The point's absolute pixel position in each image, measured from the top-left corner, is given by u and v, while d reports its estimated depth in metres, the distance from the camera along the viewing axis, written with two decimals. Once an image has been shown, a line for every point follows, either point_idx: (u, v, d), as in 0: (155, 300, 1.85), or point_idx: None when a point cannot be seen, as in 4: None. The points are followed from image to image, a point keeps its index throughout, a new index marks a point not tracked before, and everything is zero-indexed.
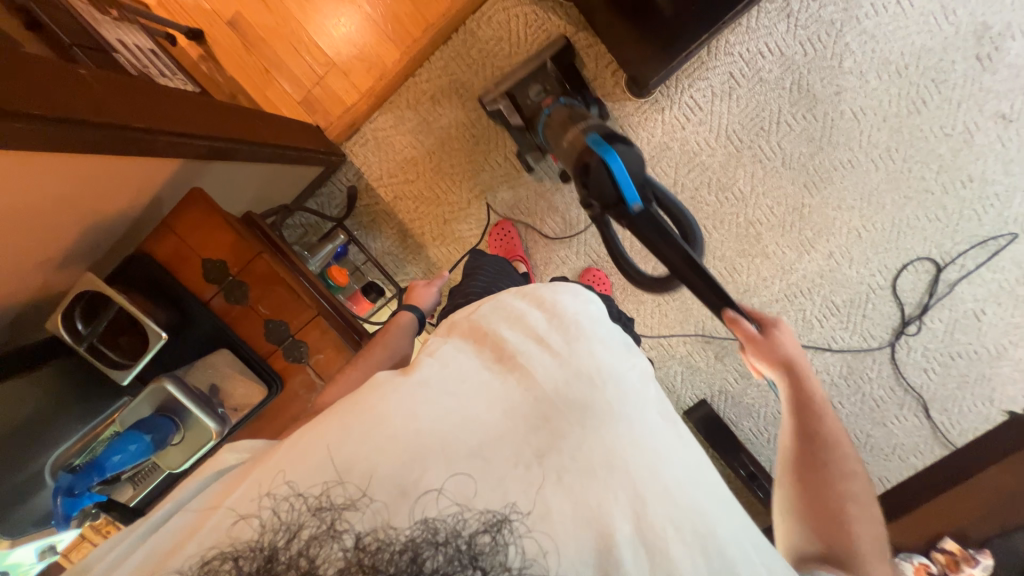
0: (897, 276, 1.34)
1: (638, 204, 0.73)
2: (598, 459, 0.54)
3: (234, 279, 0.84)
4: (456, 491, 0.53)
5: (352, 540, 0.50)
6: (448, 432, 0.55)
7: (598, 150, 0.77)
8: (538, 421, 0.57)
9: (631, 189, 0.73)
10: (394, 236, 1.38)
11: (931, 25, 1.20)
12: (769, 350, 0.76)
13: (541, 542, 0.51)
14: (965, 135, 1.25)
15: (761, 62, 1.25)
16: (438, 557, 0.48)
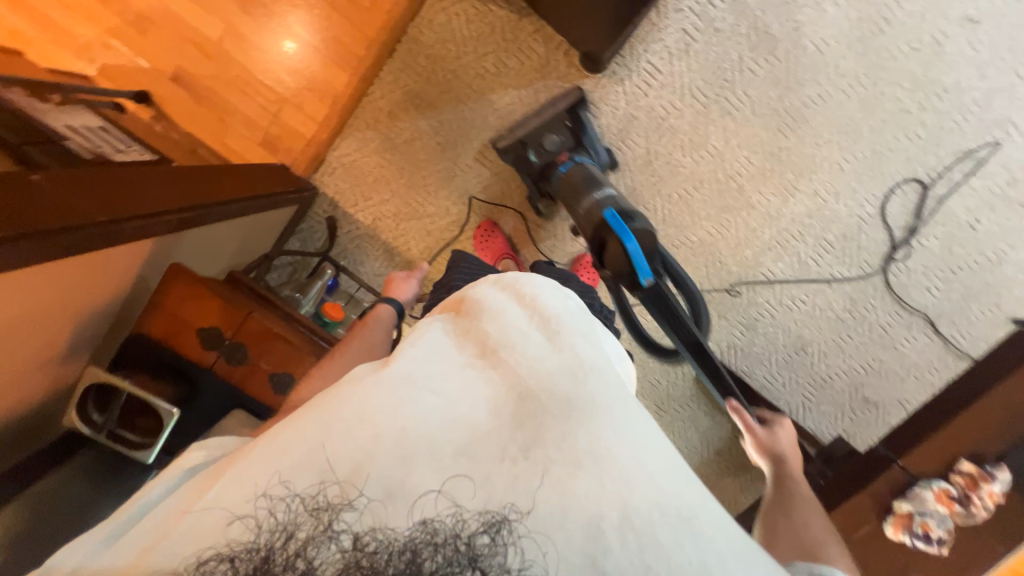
0: (885, 202, 1.32)
1: (649, 279, 0.93)
2: (587, 447, 0.51)
3: (231, 342, 0.88)
4: (455, 491, 0.49)
5: (349, 541, 0.46)
6: (437, 431, 0.52)
7: (619, 227, 0.93)
8: (523, 415, 0.54)
9: (647, 268, 0.93)
10: (380, 257, 1.38)
11: None
12: (767, 441, 0.91)
13: (539, 539, 0.47)
14: (934, 46, 1.21)
15: (713, 12, 1.22)
16: (436, 559, 0.45)
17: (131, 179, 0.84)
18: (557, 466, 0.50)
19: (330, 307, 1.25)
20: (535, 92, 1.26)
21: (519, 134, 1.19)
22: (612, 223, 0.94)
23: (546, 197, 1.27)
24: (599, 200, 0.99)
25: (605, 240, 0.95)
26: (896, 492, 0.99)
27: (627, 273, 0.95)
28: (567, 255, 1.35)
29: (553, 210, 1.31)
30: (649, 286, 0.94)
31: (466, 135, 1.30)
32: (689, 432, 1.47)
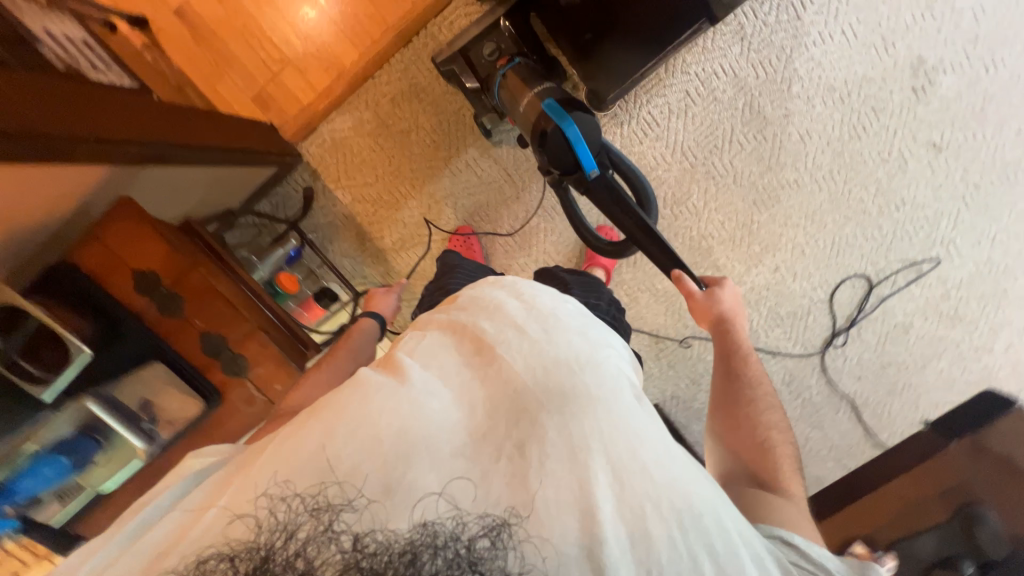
0: (835, 291, 1.42)
1: (593, 170, 0.94)
2: (581, 450, 0.53)
3: (167, 290, 0.84)
4: (456, 493, 0.51)
5: (349, 541, 0.49)
6: (435, 428, 0.54)
7: (560, 118, 0.94)
8: (518, 413, 0.55)
9: (590, 159, 0.93)
10: (350, 238, 1.36)
11: (872, 54, 1.27)
12: (708, 304, 0.95)
13: (541, 544, 0.50)
14: (900, 161, 1.33)
15: (716, 82, 1.29)
16: (436, 561, 0.49)
17: (82, 98, 0.78)
18: (554, 476, 0.51)
19: (284, 278, 1.22)
20: None
21: (457, 46, 1.13)
22: (550, 113, 0.95)
23: (490, 111, 1.23)
24: (544, 92, 1.01)
25: (546, 132, 0.96)
26: None
27: (572, 165, 0.96)
28: None
29: (501, 125, 1.28)
30: (590, 179, 0.94)
31: (462, 138, 1.31)
32: None
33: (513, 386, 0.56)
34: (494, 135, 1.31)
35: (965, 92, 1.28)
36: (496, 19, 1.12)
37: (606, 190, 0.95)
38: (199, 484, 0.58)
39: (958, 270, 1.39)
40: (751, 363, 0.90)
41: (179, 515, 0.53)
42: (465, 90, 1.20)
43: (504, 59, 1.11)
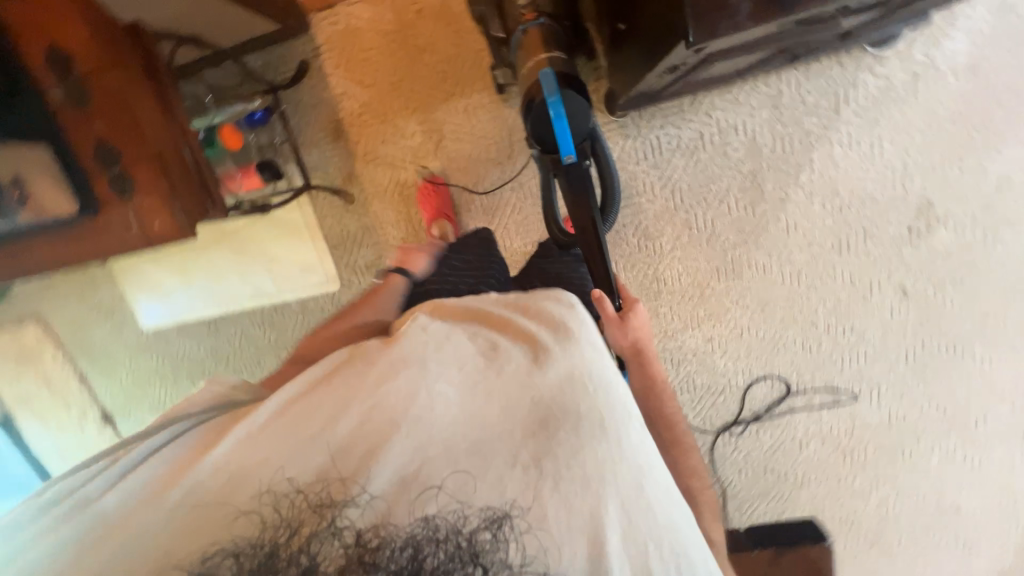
0: (752, 384, 1.43)
1: (570, 157, 0.92)
2: (565, 466, 0.59)
3: (78, 78, 0.78)
4: (457, 486, 0.59)
5: (353, 536, 0.57)
6: (446, 426, 0.61)
7: (551, 91, 0.89)
8: (534, 428, 0.61)
9: (568, 143, 0.91)
10: (326, 129, 1.34)
11: (887, 179, 1.23)
12: (623, 332, 0.89)
13: (532, 538, 0.57)
14: (865, 291, 1.32)
15: (731, 137, 1.24)
16: (438, 554, 0.57)
17: None
18: (537, 489, 0.59)
19: (227, 133, 1.17)
20: None
21: None
22: (543, 81, 0.90)
23: (505, 66, 1.20)
24: (549, 59, 0.95)
25: (534, 100, 0.92)
26: None
27: (551, 142, 0.95)
28: None
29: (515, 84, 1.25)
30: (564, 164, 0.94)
31: (471, 81, 1.28)
32: None
33: (514, 405, 0.63)
34: (505, 92, 1.28)
35: (953, 253, 1.27)
36: None
37: (576, 179, 0.96)
38: (171, 450, 0.63)
39: (870, 414, 1.41)
40: (665, 395, 0.90)
41: (151, 489, 0.59)
42: (489, 38, 1.13)
43: (531, 15, 1.02)
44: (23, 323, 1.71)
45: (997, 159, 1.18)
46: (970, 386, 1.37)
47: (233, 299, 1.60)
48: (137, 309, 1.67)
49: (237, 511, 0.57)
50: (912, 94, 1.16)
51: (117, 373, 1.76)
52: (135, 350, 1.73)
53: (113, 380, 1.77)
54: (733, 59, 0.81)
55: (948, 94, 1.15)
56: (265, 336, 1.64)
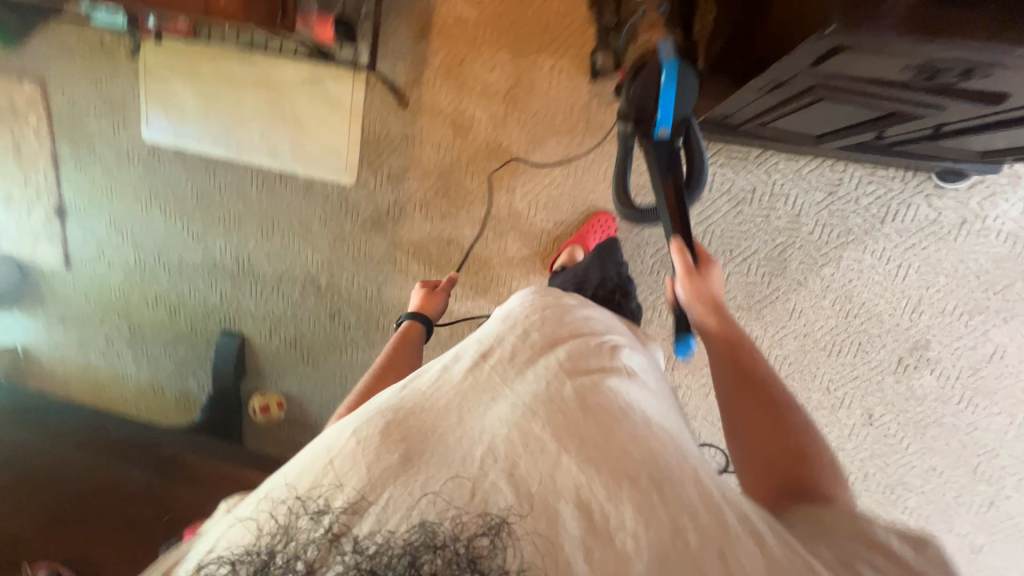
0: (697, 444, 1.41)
1: (665, 129, 0.92)
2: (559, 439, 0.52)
3: None
4: (452, 490, 0.48)
5: (351, 543, 0.45)
6: (423, 437, 0.53)
7: (669, 58, 0.89)
8: (512, 420, 0.53)
9: (667, 116, 0.92)
10: (414, 30, 1.34)
11: (898, 306, 1.25)
12: (699, 284, 0.86)
13: (542, 548, 0.45)
14: (835, 401, 1.33)
15: (778, 205, 1.25)
16: (434, 563, 0.44)
17: None
18: (530, 466, 0.50)
19: None
20: None
21: None
22: (662, 48, 0.90)
23: (607, 51, 1.21)
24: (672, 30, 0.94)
25: (647, 65, 0.92)
26: None
27: (647, 114, 0.95)
28: (513, 207, 1.41)
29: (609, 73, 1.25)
30: (656, 137, 0.94)
31: (567, 47, 1.28)
32: None
33: (495, 390, 0.58)
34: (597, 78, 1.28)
35: (926, 399, 1.29)
36: None
37: (664, 154, 0.94)
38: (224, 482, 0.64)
39: None
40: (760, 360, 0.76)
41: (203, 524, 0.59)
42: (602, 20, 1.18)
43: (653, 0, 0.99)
44: (23, 82, 1.61)
45: (1002, 329, 1.21)
46: None
47: (243, 150, 1.53)
48: (144, 120, 1.58)
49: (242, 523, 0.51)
50: (956, 236, 1.18)
51: (94, 174, 1.67)
52: (121, 159, 1.64)
53: (87, 179, 1.67)
54: (833, 110, 0.81)
55: (987, 251, 1.17)
56: (257, 199, 1.57)
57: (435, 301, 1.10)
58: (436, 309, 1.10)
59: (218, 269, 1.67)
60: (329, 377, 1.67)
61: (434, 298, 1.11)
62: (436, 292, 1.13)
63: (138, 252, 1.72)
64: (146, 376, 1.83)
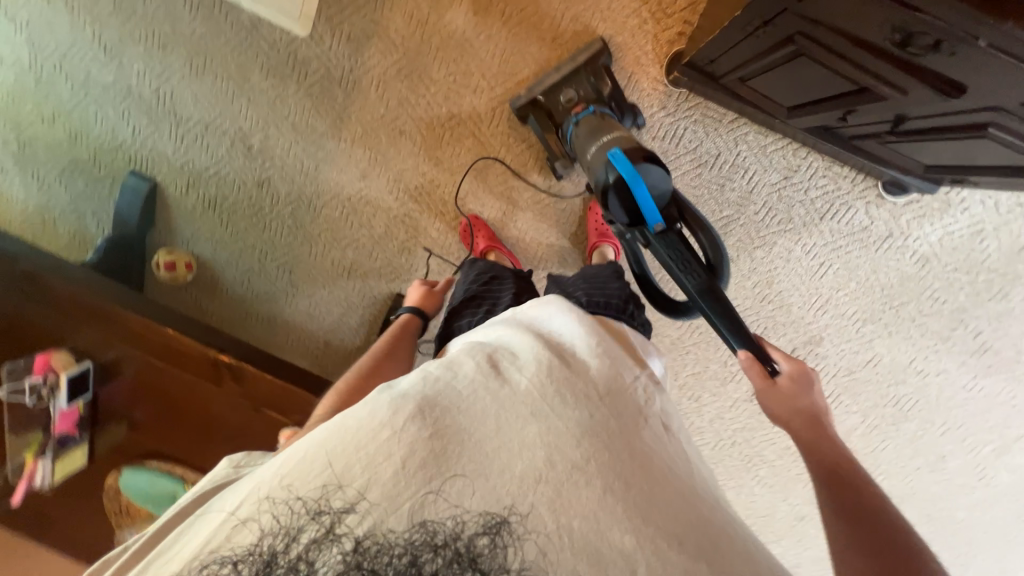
0: None
1: (659, 224, 0.88)
2: (615, 485, 0.56)
3: None
4: (458, 492, 0.54)
5: (351, 543, 0.51)
6: (453, 443, 0.56)
7: (617, 174, 0.91)
8: (580, 442, 0.58)
9: (654, 212, 0.88)
10: None
11: (809, 301, 1.31)
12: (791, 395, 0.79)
13: (538, 541, 0.53)
14: (727, 374, 1.44)
15: (733, 177, 1.23)
16: (436, 560, 0.51)
17: None
18: (563, 488, 0.55)
19: None
20: (632, 10, 1.16)
21: (535, 93, 1.23)
22: (616, 163, 0.91)
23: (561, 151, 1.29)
24: (601, 146, 0.99)
25: (611, 179, 0.92)
26: None
27: (634, 218, 0.92)
28: (476, 112, 1.32)
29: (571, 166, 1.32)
30: (656, 234, 0.89)
31: None
32: (335, 310, 1.58)
33: (532, 406, 0.60)
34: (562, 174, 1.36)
35: None
36: (581, 70, 1.18)
37: (672, 245, 0.88)
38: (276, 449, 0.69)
39: None
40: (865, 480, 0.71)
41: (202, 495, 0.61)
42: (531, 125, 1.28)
43: (581, 104, 1.16)
44: None
45: (885, 341, 1.32)
46: (737, 493, 1.58)
47: None
48: None
49: (234, 516, 0.53)
50: (876, 247, 1.24)
51: None
52: None
53: None
54: (808, 72, 0.78)
55: (898, 266, 1.24)
56: (190, 26, 1.35)
57: (431, 301, 1.10)
58: (429, 307, 1.10)
59: (133, 99, 1.45)
60: (247, 251, 1.55)
61: (433, 297, 1.12)
62: (436, 293, 1.13)
63: (32, 53, 1.43)
64: (34, 203, 1.59)
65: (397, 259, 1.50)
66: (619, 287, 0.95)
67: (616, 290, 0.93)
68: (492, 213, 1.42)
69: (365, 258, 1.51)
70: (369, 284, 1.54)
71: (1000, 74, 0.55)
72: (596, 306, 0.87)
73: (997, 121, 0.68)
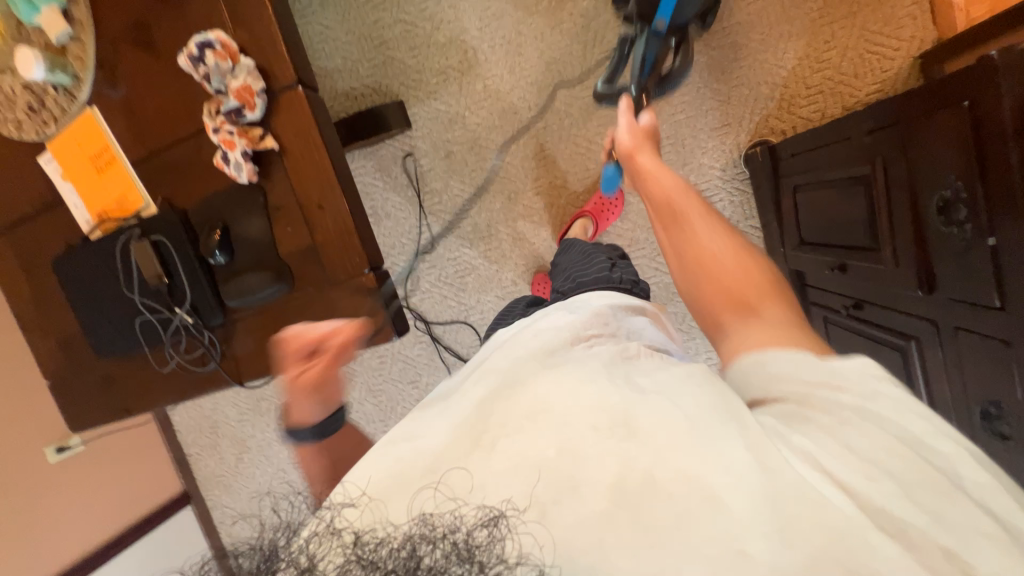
0: (472, 327, 1.50)
1: (661, 21, 1.06)
2: (532, 409, 0.49)
3: None
4: (455, 484, 0.46)
5: (353, 537, 0.41)
6: (430, 434, 0.52)
7: None
8: (504, 389, 0.53)
9: (670, 10, 1.04)
10: None
11: None
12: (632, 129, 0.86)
13: (541, 537, 0.43)
14: None
15: None
16: (433, 553, 0.37)
17: None
18: (506, 451, 0.47)
19: None
20: (770, 82, 1.22)
21: None
22: None
23: None
24: None
25: None
26: (232, 133, 0.73)
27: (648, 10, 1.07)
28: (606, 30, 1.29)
29: None
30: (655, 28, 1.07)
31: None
32: (338, 61, 1.42)
33: (471, 388, 0.56)
34: None
35: None
36: None
37: (653, 45, 1.09)
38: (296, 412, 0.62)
39: None
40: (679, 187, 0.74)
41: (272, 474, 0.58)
42: None
43: None
44: None
45: None
46: None
47: None
48: None
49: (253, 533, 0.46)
50: None
51: None
52: None
53: None
54: (848, 204, 0.86)
55: None
56: None
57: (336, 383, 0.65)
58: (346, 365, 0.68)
59: None
60: None
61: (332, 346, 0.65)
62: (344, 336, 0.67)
63: None
64: None
65: (431, 77, 1.40)
66: (599, 260, 0.95)
67: (592, 267, 0.92)
68: (535, 119, 1.38)
69: (405, 46, 1.39)
70: (386, 70, 1.41)
71: (969, 276, 0.64)
72: (605, 283, 0.85)
73: (922, 339, 0.78)
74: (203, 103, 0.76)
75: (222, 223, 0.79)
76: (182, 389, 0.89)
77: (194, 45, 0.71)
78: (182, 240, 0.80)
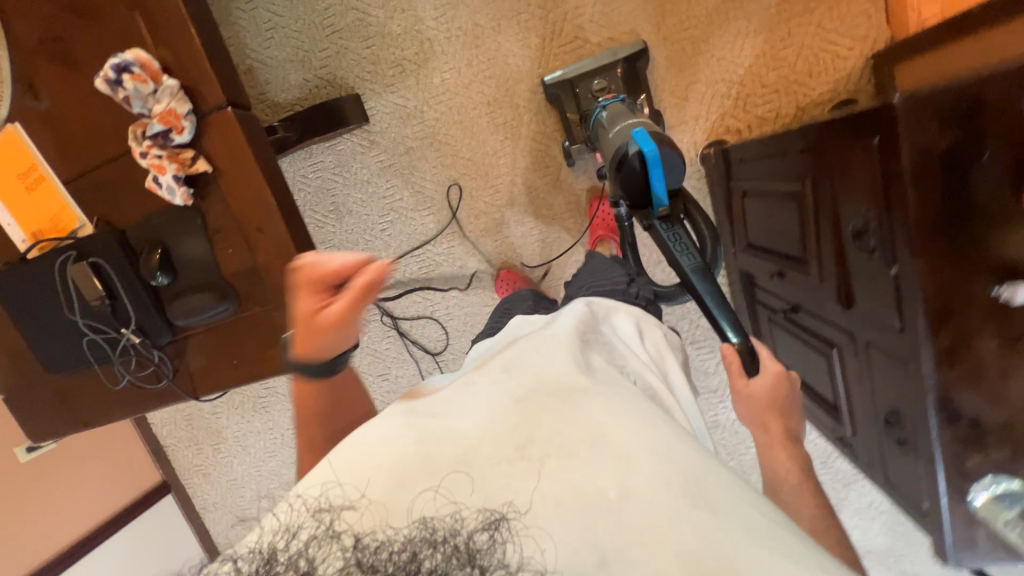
0: (437, 321, 1.52)
1: (663, 208, 0.79)
2: (588, 445, 0.49)
3: None
4: (455, 489, 0.46)
5: (352, 540, 0.42)
6: (465, 427, 0.51)
7: (636, 146, 0.78)
8: (554, 403, 0.53)
9: (663, 193, 0.78)
10: None
11: None
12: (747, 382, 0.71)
13: (542, 542, 0.43)
14: None
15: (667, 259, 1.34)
16: (433, 556, 0.38)
17: None
18: (548, 474, 0.47)
19: None
20: (726, 80, 1.22)
21: None
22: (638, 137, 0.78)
23: None
24: (625, 124, 0.88)
25: (623, 155, 0.80)
26: (160, 158, 0.72)
27: (637, 206, 0.81)
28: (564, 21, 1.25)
29: None
30: (658, 218, 0.79)
31: None
32: (288, 52, 1.36)
33: (507, 391, 0.55)
34: None
35: None
36: None
37: (671, 234, 0.78)
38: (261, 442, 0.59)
39: None
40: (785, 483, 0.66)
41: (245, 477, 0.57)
42: None
43: None
44: None
45: None
46: None
47: None
48: None
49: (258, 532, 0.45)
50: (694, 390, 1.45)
51: None
52: None
53: None
54: (784, 216, 0.89)
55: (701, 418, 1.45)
56: None
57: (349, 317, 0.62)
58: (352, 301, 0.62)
59: None
60: None
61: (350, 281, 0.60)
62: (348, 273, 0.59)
63: None
64: None
65: (388, 69, 1.35)
66: (619, 271, 0.96)
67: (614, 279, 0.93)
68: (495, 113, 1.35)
69: (359, 37, 1.33)
70: (339, 62, 1.35)
71: (878, 297, 0.68)
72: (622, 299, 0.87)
73: (843, 348, 0.84)
74: (129, 124, 0.74)
75: (160, 246, 0.78)
76: (136, 403, 0.90)
77: (110, 68, 0.69)
78: (122, 262, 0.79)
